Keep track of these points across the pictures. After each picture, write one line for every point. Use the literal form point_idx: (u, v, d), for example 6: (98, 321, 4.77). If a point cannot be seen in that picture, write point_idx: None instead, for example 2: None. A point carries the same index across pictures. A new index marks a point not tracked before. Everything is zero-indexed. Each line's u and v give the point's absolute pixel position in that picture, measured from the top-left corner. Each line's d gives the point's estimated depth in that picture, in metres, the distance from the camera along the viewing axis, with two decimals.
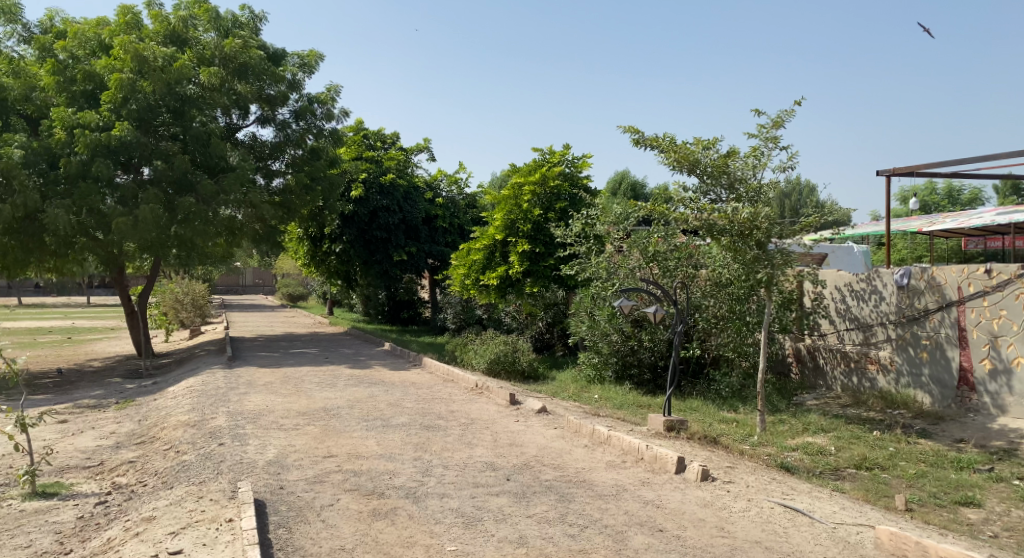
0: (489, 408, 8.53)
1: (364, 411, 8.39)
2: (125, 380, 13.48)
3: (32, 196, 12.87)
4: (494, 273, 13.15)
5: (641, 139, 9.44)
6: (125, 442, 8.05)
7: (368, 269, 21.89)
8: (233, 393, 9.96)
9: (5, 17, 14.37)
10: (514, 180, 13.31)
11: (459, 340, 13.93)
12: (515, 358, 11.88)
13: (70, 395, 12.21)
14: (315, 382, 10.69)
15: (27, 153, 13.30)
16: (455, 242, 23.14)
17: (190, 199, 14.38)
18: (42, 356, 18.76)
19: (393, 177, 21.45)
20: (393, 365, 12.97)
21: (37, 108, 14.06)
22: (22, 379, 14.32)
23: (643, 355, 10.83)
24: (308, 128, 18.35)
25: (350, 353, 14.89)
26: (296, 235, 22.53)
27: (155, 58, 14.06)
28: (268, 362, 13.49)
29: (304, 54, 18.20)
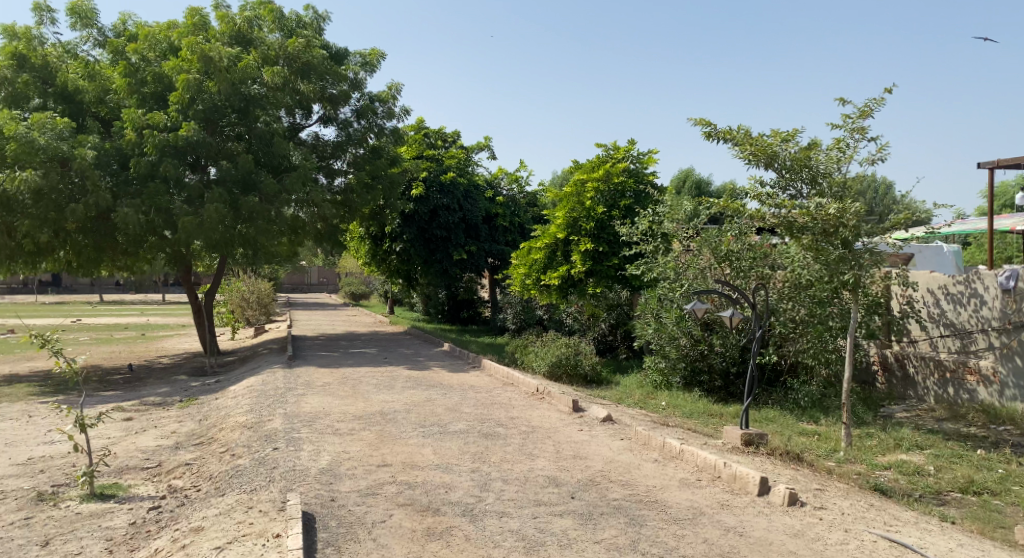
0: (550, 415, 8.12)
1: (421, 416, 8.12)
2: (191, 378, 13.67)
3: (104, 196, 12.91)
4: (555, 273, 12.72)
5: (713, 132, 8.89)
6: (184, 442, 8.00)
7: (428, 268, 21.79)
8: (292, 393, 9.87)
9: (82, 22, 14.79)
10: (577, 177, 12.83)
11: (519, 342, 13.57)
12: (577, 361, 11.44)
13: (138, 392, 12.42)
14: (373, 384, 10.51)
15: (100, 154, 13.60)
16: (515, 241, 22.83)
17: (254, 199, 14.49)
18: (116, 352, 19.37)
19: (453, 175, 21.28)
20: (452, 366, 12.71)
21: (110, 110, 14.41)
22: (95, 375, 14.73)
23: (715, 360, 10.22)
24: (370, 127, 18.34)
25: (409, 353, 14.73)
26: (358, 234, 22.65)
27: (221, 58, 14.21)
28: (328, 362, 13.45)
29: (366, 53, 18.21)
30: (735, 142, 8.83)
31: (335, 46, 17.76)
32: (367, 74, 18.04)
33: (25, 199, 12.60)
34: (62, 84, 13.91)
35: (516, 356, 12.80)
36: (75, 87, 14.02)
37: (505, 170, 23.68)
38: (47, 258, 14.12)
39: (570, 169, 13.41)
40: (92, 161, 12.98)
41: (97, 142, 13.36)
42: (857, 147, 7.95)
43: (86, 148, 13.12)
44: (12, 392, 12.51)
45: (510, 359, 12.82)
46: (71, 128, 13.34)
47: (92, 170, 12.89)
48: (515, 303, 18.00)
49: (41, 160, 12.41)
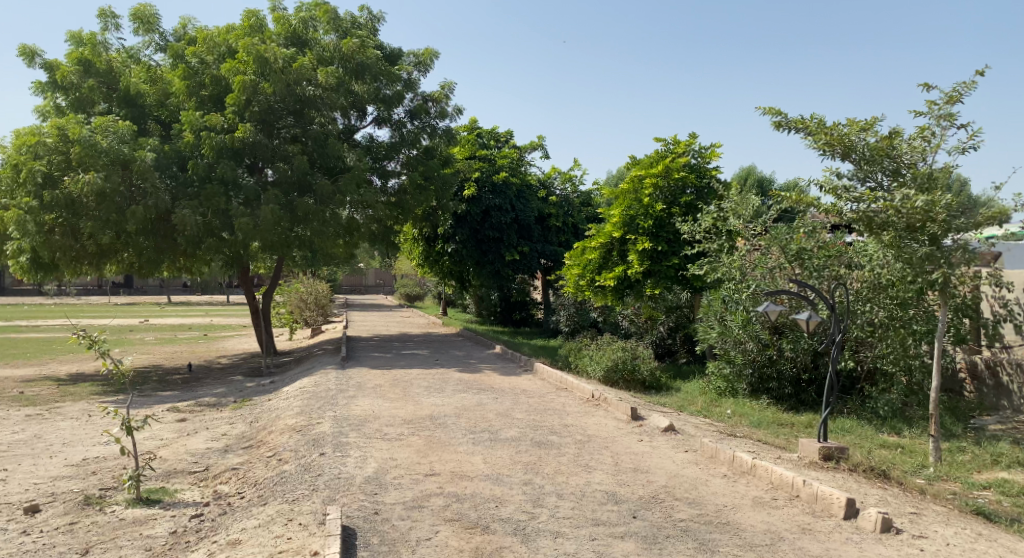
0: (607, 423, 7.66)
1: (472, 421, 7.78)
2: (246, 379, 13.72)
3: (163, 198, 13.15)
4: (612, 273, 12.20)
5: (784, 122, 8.34)
6: (233, 445, 7.87)
7: (481, 269, 21.54)
8: (342, 396, 9.68)
9: (144, 28, 15.05)
10: (634, 173, 12.29)
11: (573, 344, 13.13)
12: (635, 365, 10.96)
13: (195, 393, 12.49)
14: (423, 387, 10.24)
15: (160, 157, 13.78)
16: (569, 241, 22.35)
17: (309, 200, 14.46)
18: (178, 352, 19.77)
19: (506, 175, 20.95)
20: (505, 369, 12.35)
21: (170, 113, 14.61)
22: (156, 375, 14.97)
23: (784, 366, 9.59)
24: (423, 127, 18.20)
25: (461, 355, 14.45)
26: (412, 235, 22.57)
27: (276, 59, 14.24)
28: (380, 363, 13.29)
29: (420, 52, 18.06)
30: (807, 131, 8.21)
31: (389, 45, 17.67)
32: (421, 74, 17.91)
33: (89, 202, 12.85)
34: (124, 88, 14.17)
35: (570, 360, 12.35)
36: (136, 91, 14.26)
37: (559, 169, 23.25)
38: (111, 260, 14.42)
39: (627, 165, 12.87)
40: (152, 163, 13.16)
41: (157, 145, 13.55)
42: (943, 136, 7.30)
43: (147, 150, 13.31)
44: (76, 391, 12.78)
45: (563, 362, 12.39)
46: (132, 131, 13.55)
47: (152, 173, 13.07)
48: (569, 304, 17.56)
49: (103, 162, 12.64)
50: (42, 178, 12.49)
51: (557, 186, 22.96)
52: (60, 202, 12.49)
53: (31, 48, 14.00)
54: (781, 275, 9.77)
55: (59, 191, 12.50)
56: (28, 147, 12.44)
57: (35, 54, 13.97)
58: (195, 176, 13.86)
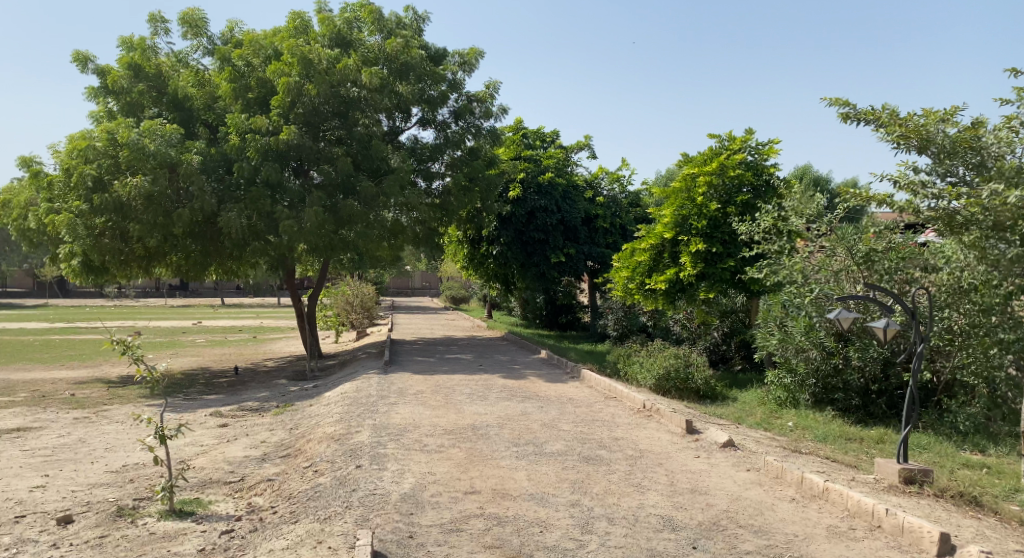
0: (660, 437, 7.17)
1: (516, 433, 7.38)
2: (290, 383, 13.62)
3: (209, 201, 13.17)
4: (663, 276, 11.66)
5: (851, 114, 7.79)
6: (271, 454, 7.66)
7: (526, 271, 21.16)
8: (384, 402, 9.40)
9: (192, 32, 15.16)
10: (686, 170, 11.74)
11: (621, 350, 12.62)
12: (688, 374, 10.43)
13: (239, 396, 12.45)
14: (466, 394, 9.90)
15: (206, 160, 13.80)
16: (616, 242, 21.80)
17: (352, 203, 14.31)
18: (226, 355, 19.93)
19: (552, 175, 20.55)
20: (550, 376, 11.93)
21: (217, 116, 14.66)
22: (203, 378, 15.04)
23: (851, 376, 8.93)
24: (467, 128, 17.94)
25: (506, 360, 14.09)
26: (456, 237, 22.35)
27: (320, 60, 14.16)
28: (423, 368, 13.02)
29: (465, 52, 17.79)
30: (877, 122, 7.59)
31: (433, 45, 17.46)
32: (466, 74, 17.66)
33: (137, 205, 12.95)
34: (172, 92, 14.26)
35: (618, 366, 11.85)
36: (184, 95, 14.35)
37: (606, 170, 22.74)
38: (160, 263, 14.55)
39: (679, 163, 12.33)
40: (198, 166, 13.20)
41: (203, 148, 13.59)
42: None
43: (193, 153, 13.34)
44: (124, 394, 12.89)
45: (611, 369, 11.89)
46: (180, 135, 13.62)
47: (198, 176, 13.09)
48: (617, 308, 17.05)
49: (150, 165, 12.72)
50: (92, 182, 12.63)
51: (604, 187, 22.45)
52: (110, 205, 12.61)
53: (84, 55, 14.22)
54: (847, 278, 9.12)
55: (109, 195, 12.62)
56: (78, 151, 12.59)
57: (88, 60, 14.18)
58: (241, 180, 13.83)
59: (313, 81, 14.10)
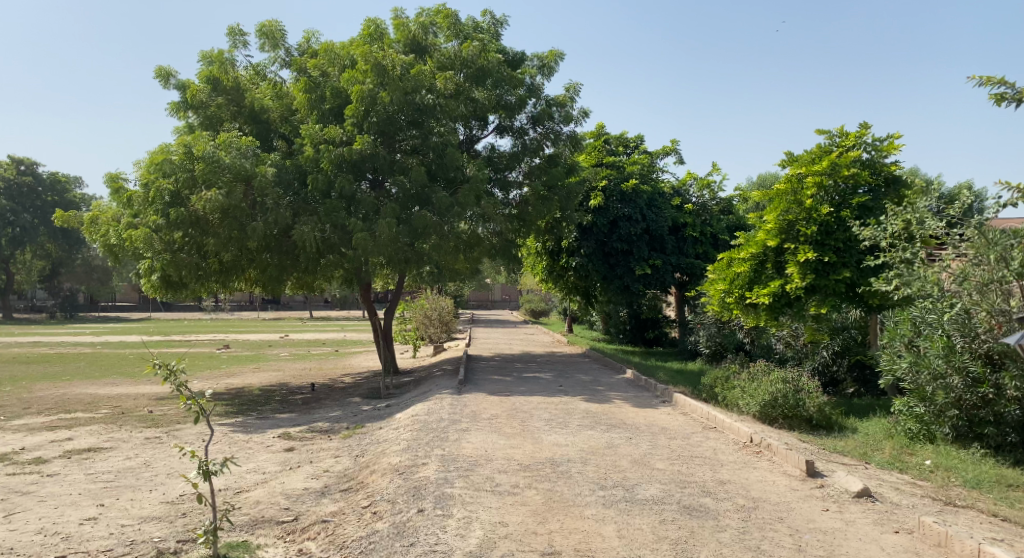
0: (775, 482, 6.03)
1: (603, 471, 6.41)
2: (363, 401, 13.09)
3: (283, 214, 12.85)
4: (766, 289, 10.38)
5: (1006, 95, 6.53)
6: (332, 487, 6.98)
7: (609, 284, 20.07)
8: (455, 428, 8.62)
9: (269, 43, 15.01)
10: (792, 171, 10.49)
11: (718, 372, 11.37)
12: (798, 401, 9.14)
13: (312, 416, 12.00)
14: (545, 420, 9.00)
15: (280, 171, 13.34)
16: (706, 252, 20.44)
17: (427, 213, 13.75)
18: (305, 370, 19.79)
19: (636, 182, 19.48)
20: (638, 399, 10.86)
21: (293, 128, 14.43)
22: (279, 394, 14.78)
23: (1006, 409, 7.42)
24: (546, 134, 17.14)
25: (588, 380, 13.09)
26: (535, 249, 21.52)
27: (394, 66, 13.71)
28: (500, 387, 12.21)
29: (544, 55, 17.02)
30: None
31: (512, 49, 16.80)
32: (545, 78, 16.87)
33: (213, 219, 12.78)
34: (249, 104, 14.10)
35: (716, 390, 10.61)
36: (262, 107, 14.17)
37: (693, 176, 21.49)
38: (237, 278, 14.40)
39: (782, 163, 11.07)
40: (272, 179, 12.94)
41: (277, 159, 13.32)
42: None
43: (268, 165, 13.10)
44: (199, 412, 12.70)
45: (707, 393, 10.69)
46: (255, 147, 13.42)
47: (272, 189, 12.82)
48: (709, 323, 15.81)
49: (225, 178, 12.53)
50: (169, 196, 12.58)
51: (692, 194, 21.20)
52: (186, 220, 12.48)
53: (166, 70, 14.29)
54: (997, 291, 7.67)
55: (185, 209, 12.51)
56: (155, 165, 12.51)
57: (170, 75, 14.25)
58: (315, 192, 13.47)
59: (386, 88, 13.64)
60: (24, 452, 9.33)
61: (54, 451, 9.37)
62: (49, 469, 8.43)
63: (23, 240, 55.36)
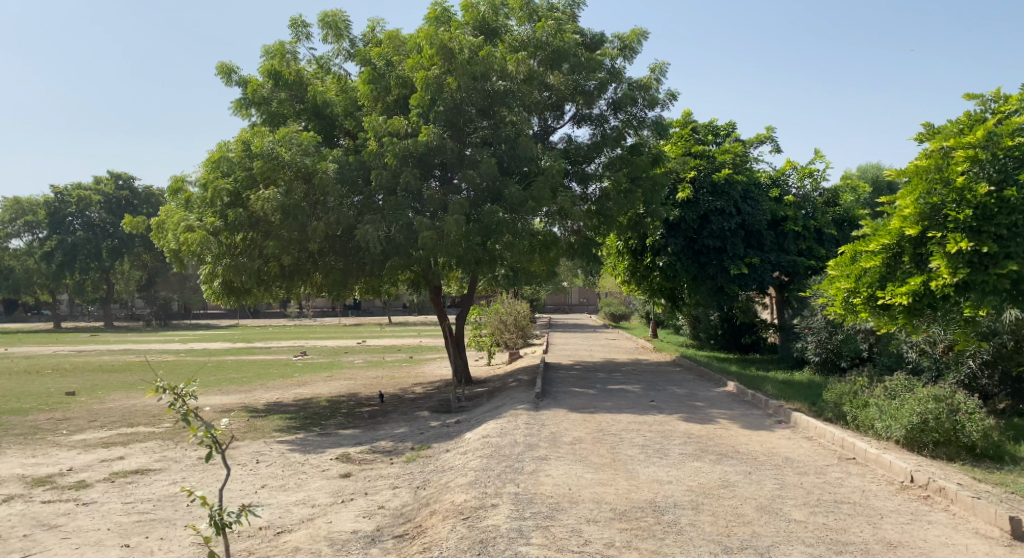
0: (968, 548, 4.41)
1: (723, 524, 4.96)
2: (433, 415, 12.00)
3: (345, 214, 11.85)
4: (904, 287, 8.54)
5: None
6: (384, 532, 5.81)
7: (699, 286, 18.35)
8: (533, 456, 7.31)
9: (333, 34, 14.20)
10: (934, 145, 8.71)
11: (842, 386, 9.61)
12: (956, 424, 7.33)
13: (377, 432, 10.96)
14: (639, 446, 7.56)
15: (342, 167, 12.46)
16: (809, 248, 18.41)
17: (498, 209, 12.58)
18: (377, 378, 18.99)
19: (729, 172, 17.72)
20: (745, 420, 9.25)
21: (357, 122, 13.56)
22: (347, 406, 13.89)
23: None
24: (628, 121, 15.65)
25: (684, 394, 11.53)
26: (617, 248, 20.00)
27: (462, 49, 12.62)
28: (583, 402, 10.84)
29: (625, 34, 15.57)
30: None
31: (590, 31, 15.43)
32: (627, 60, 15.44)
33: (273, 220, 11.99)
34: (311, 99, 13.28)
35: (843, 408, 8.83)
36: (324, 100, 13.37)
37: (793, 164, 19.50)
38: (300, 284, 13.63)
39: (919, 135, 9.21)
40: (334, 176, 12.01)
41: (339, 155, 12.40)
42: None
43: (329, 162, 12.12)
44: (261, 426, 11.93)
45: (832, 412, 8.94)
46: (316, 143, 12.62)
47: (334, 186, 11.92)
48: (818, 327, 14.63)
49: (285, 176, 11.72)
50: (228, 197, 11.77)
51: (791, 184, 19.21)
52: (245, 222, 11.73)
53: (228, 66, 13.72)
54: None
55: (244, 210, 11.78)
56: (212, 164, 11.86)
57: (232, 71, 13.66)
58: (378, 188, 12.50)
59: (453, 74, 12.58)
60: (70, 474, 8.63)
61: (100, 473, 8.65)
62: (87, 496, 7.64)
63: (122, 251, 58.01)
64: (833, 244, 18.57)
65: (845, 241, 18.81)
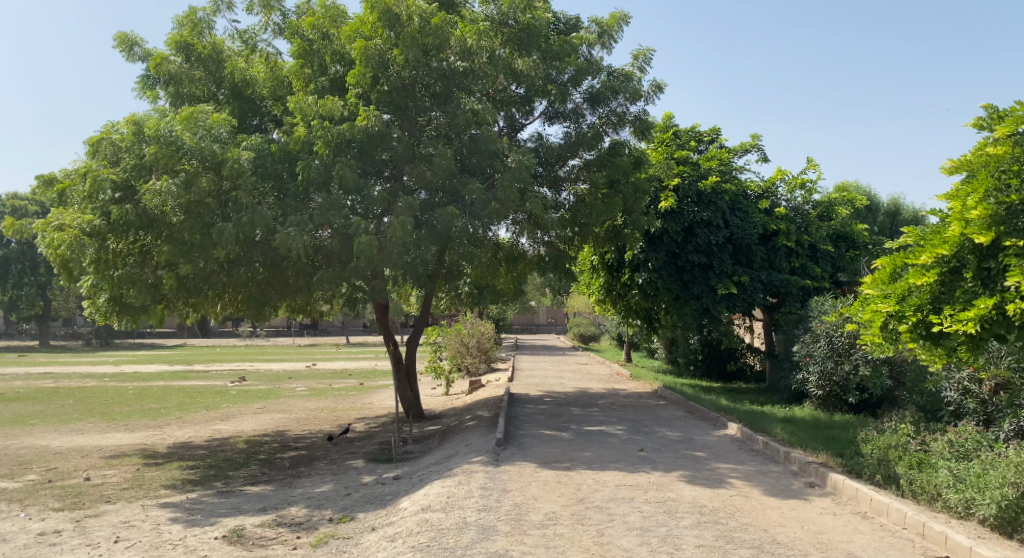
0: None
1: None
2: (368, 466, 9.64)
3: (261, 213, 9.54)
4: (973, 311, 5.94)
5: None
6: None
7: (682, 306, 16.37)
8: (486, 551, 5.05)
9: (260, 5, 11.93)
10: (1004, 130, 6.75)
11: (880, 436, 7.64)
12: None
13: (291, 491, 8.57)
14: (636, 533, 5.37)
15: (260, 161, 10.13)
16: (802, 267, 16.56)
17: (451, 211, 10.45)
18: (317, 411, 16.54)
19: (717, 180, 15.90)
20: (765, 481, 7.13)
21: (285, 108, 11.27)
22: (267, 450, 11.46)
23: None
24: (606, 117, 13.58)
25: (677, 439, 9.42)
26: (591, 263, 17.96)
27: (410, 16, 10.48)
28: (554, 451, 8.64)
29: (603, 19, 13.66)
30: None
31: (563, 14, 13.48)
32: (605, 48, 13.52)
33: (173, 219, 9.62)
34: (230, 77, 11.02)
35: (894, 466, 6.75)
36: (245, 79, 11.07)
37: (782, 175, 17.74)
38: (213, 300, 11.26)
39: (980, 120, 7.23)
40: (248, 166, 9.75)
41: (257, 142, 10.21)
42: None
43: (243, 150, 9.88)
44: (149, 479, 9.44)
45: (877, 472, 6.86)
46: (231, 128, 10.43)
47: (248, 180, 9.65)
48: (820, 356, 13.02)
49: (186, 165, 9.41)
50: (113, 190, 9.39)
51: (781, 196, 17.42)
52: (133, 221, 9.36)
53: (130, 37, 11.28)
54: None
55: (133, 207, 9.41)
56: (90, 147, 9.47)
57: (134, 43, 11.24)
58: (305, 184, 10.17)
59: (398, 46, 10.53)
60: None
61: None
62: None
63: None
64: (828, 262, 16.81)
65: (840, 259, 17.05)
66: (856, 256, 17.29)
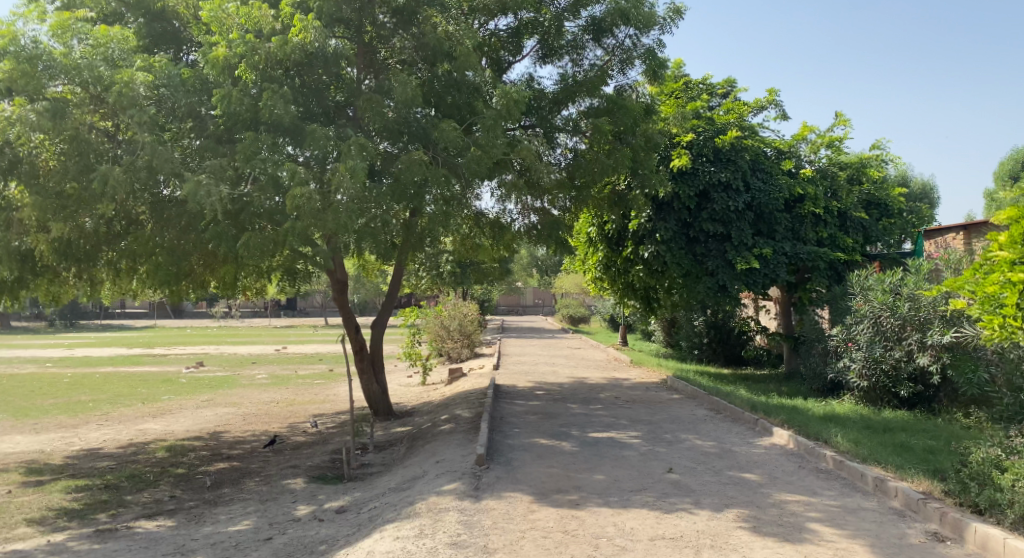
0: None
1: None
2: (309, 489, 7.33)
3: (161, 151, 7.12)
4: None
5: None
6: None
7: (693, 283, 14.15)
8: None
9: None
10: None
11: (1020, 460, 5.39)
12: None
13: (196, 531, 6.25)
14: None
15: (163, 88, 7.73)
16: (830, 237, 14.33)
17: (418, 157, 8.10)
18: (271, 405, 14.19)
19: (736, 135, 13.69)
20: (864, 529, 4.90)
21: (207, 29, 8.83)
22: (190, 461, 9.13)
23: None
24: (611, 52, 11.23)
25: (713, 453, 7.19)
26: (588, 235, 15.72)
27: None
28: (554, 475, 6.37)
29: None
30: None
31: None
32: None
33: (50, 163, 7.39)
34: None
35: None
36: None
37: (805, 133, 15.49)
38: (116, 272, 8.87)
39: None
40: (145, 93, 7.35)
41: (161, 63, 7.78)
42: None
43: (137, 72, 7.46)
44: (13, 508, 7.08)
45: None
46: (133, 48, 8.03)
47: (142, 110, 7.24)
48: (865, 341, 10.90)
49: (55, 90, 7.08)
50: None
51: (805, 156, 15.18)
52: None
53: None
54: None
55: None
56: None
57: None
58: (224, 119, 7.77)
59: None
60: None
61: None
62: None
63: None
64: (859, 232, 14.59)
65: (873, 229, 14.82)
66: (889, 226, 15.09)
